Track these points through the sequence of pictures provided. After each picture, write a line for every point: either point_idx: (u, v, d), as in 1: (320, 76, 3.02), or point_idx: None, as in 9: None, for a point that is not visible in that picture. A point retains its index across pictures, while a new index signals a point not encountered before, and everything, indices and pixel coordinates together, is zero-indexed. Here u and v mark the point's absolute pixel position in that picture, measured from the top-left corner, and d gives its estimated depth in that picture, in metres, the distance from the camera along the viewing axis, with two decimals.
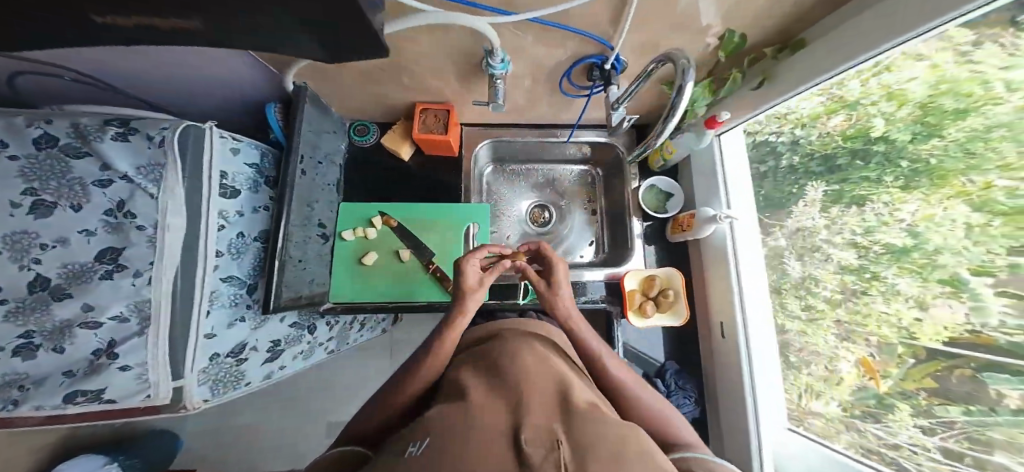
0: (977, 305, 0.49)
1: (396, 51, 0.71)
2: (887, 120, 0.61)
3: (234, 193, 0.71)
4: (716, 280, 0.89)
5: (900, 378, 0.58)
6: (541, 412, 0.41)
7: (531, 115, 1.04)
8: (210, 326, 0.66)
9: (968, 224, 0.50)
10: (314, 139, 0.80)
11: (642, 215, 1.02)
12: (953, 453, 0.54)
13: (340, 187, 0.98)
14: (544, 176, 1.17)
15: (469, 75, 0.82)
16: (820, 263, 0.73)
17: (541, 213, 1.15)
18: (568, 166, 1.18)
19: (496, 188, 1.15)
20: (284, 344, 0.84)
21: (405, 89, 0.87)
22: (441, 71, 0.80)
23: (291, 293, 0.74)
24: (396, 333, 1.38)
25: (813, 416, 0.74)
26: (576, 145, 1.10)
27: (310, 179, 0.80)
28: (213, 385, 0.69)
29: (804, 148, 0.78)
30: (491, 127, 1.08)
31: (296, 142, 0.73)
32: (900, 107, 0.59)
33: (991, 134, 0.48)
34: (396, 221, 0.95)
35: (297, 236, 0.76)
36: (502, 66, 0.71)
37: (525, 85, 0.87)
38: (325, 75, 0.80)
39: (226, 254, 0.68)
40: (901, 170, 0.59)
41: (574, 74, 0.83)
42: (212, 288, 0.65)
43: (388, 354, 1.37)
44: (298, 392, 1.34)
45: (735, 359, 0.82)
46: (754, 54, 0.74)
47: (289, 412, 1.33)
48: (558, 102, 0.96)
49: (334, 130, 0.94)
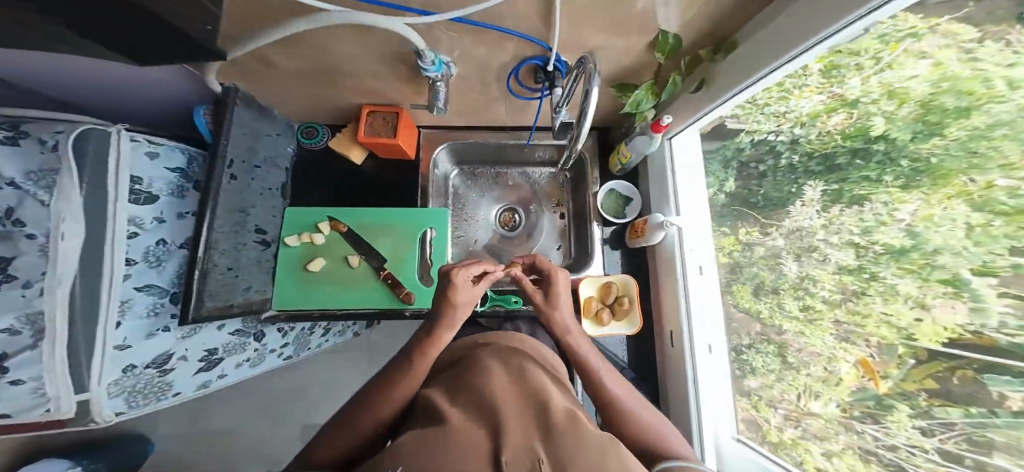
0: (977, 306, 0.42)
1: (323, 52, 0.67)
2: (890, 120, 0.52)
3: (152, 197, 0.67)
4: (666, 289, 0.96)
5: (899, 378, 0.51)
6: (521, 430, 0.36)
7: (490, 117, 1.01)
8: (122, 338, 0.62)
9: (970, 224, 0.42)
10: (247, 141, 0.75)
11: (603, 218, 1.03)
12: (952, 455, 0.47)
13: (286, 191, 0.96)
14: (512, 178, 1.15)
15: (411, 77, 0.77)
16: (818, 263, 0.65)
17: (511, 216, 1.14)
18: (537, 169, 1.15)
19: (463, 192, 1.14)
20: (222, 353, 0.82)
21: (347, 90, 0.83)
22: (380, 75, 0.76)
23: (218, 301, 0.66)
24: (376, 335, 1.34)
25: (810, 416, 0.67)
26: (540, 148, 1.08)
27: (242, 184, 0.73)
28: (131, 396, 0.67)
29: (806, 148, 0.68)
30: (451, 129, 1.05)
31: (222, 145, 0.65)
32: (900, 106, 0.50)
33: (995, 133, 0.39)
34: (346, 226, 0.90)
35: (226, 243, 0.68)
36: (434, 68, 0.68)
37: (475, 86, 0.84)
38: (258, 77, 0.76)
39: (141, 262, 0.64)
40: (901, 169, 0.51)
41: (522, 74, 0.78)
42: (122, 297, 0.61)
43: (366, 359, 1.32)
44: (275, 396, 1.30)
45: (682, 368, 0.89)
46: (689, 56, 0.72)
47: (263, 417, 1.29)
48: (515, 106, 0.93)
49: (277, 132, 0.90)
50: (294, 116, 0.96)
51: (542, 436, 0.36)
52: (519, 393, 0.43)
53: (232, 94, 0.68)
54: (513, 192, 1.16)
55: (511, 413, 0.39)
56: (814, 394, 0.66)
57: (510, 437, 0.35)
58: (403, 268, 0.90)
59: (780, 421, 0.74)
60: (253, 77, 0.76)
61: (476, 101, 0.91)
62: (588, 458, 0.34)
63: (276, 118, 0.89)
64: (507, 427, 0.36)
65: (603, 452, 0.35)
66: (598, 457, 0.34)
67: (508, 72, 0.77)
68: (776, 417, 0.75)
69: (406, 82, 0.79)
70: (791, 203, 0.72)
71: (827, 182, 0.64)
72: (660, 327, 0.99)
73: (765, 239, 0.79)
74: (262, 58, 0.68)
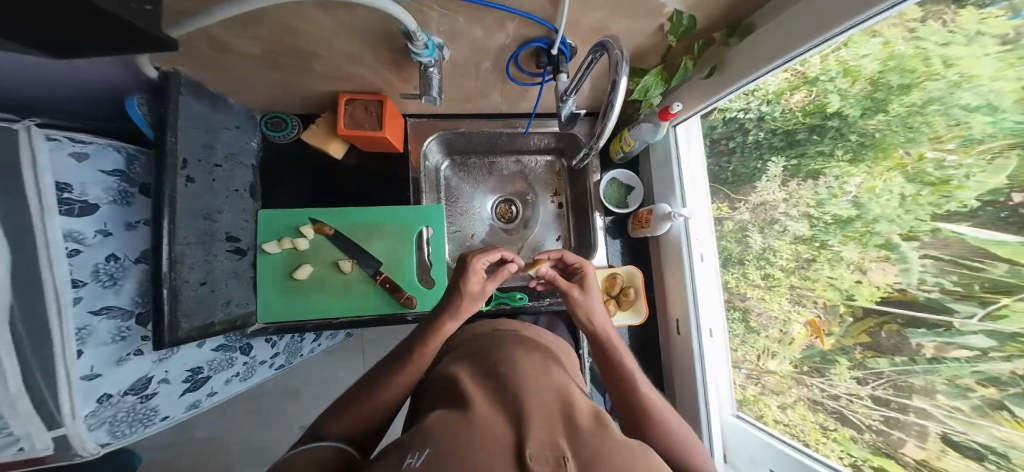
0: (903, 269, 0.40)
1: (290, 34, 0.40)
2: (842, 97, 0.45)
3: (89, 206, 0.42)
4: (672, 278, 0.69)
5: (841, 336, 0.47)
6: (541, 420, 0.28)
7: (483, 105, 0.66)
8: (88, 365, 0.41)
9: (902, 196, 0.39)
10: (201, 137, 0.47)
11: (604, 208, 0.71)
12: (880, 400, 0.44)
13: (255, 191, 0.63)
14: (508, 168, 0.78)
15: (400, 60, 0.47)
16: (774, 235, 0.57)
17: (508, 208, 0.79)
18: (532, 157, 0.78)
19: (456, 184, 0.76)
20: (209, 372, 0.58)
21: (321, 79, 0.52)
22: (360, 59, 0.46)
23: (196, 321, 0.44)
24: (315, 368, 0.90)
25: (767, 373, 0.59)
26: (540, 135, 0.72)
27: (205, 187, 0.48)
28: (116, 425, 0.47)
29: (770, 124, 0.55)
30: (445, 116, 0.69)
31: (171, 141, 0.41)
32: (855, 83, 0.43)
33: (928, 110, 0.37)
34: (334, 228, 0.63)
35: (195, 252, 0.45)
36: (430, 54, 0.42)
37: (476, 68, 0.53)
38: (221, 65, 0.46)
39: (91, 283, 0.41)
40: (850, 143, 0.45)
41: (522, 55, 0.50)
42: (77, 325, 0.40)
43: (362, 362, 0.90)
44: (220, 430, 0.87)
45: (690, 364, 0.66)
46: (702, 37, 0.48)
47: (251, 422, 0.88)
48: (513, 94, 0.62)
49: (235, 123, 0.57)
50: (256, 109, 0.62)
51: (570, 427, 0.28)
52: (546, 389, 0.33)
53: (176, 83, 0.43)
54: (506, 183, 0.78)
55: (534, 394, 0.32)
56: (767, 352, 0.58)
57: (535, 424, 0.27)
58: (403, 271, 0.64)
59: (739, 378, 0.63)
60: (203, 57, 0.44)
61: (469, 89, 0.60)
62: (622, 452, 0.25)
63: (234, 106, 0.57)
64: (531, 408, 0.29)
65: (640, 454, 0.26)
66: (636, 459, 0.25)
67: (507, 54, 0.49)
68: (739, 377, 0.63)
69: (388, 62, 0.48)
70: (757, 179, 0.59)
71: (787, 159, 0.54)
72: (662, 315, 0.74)
73: (732, 214, 0.64)
74: (215, 37, 0.39)
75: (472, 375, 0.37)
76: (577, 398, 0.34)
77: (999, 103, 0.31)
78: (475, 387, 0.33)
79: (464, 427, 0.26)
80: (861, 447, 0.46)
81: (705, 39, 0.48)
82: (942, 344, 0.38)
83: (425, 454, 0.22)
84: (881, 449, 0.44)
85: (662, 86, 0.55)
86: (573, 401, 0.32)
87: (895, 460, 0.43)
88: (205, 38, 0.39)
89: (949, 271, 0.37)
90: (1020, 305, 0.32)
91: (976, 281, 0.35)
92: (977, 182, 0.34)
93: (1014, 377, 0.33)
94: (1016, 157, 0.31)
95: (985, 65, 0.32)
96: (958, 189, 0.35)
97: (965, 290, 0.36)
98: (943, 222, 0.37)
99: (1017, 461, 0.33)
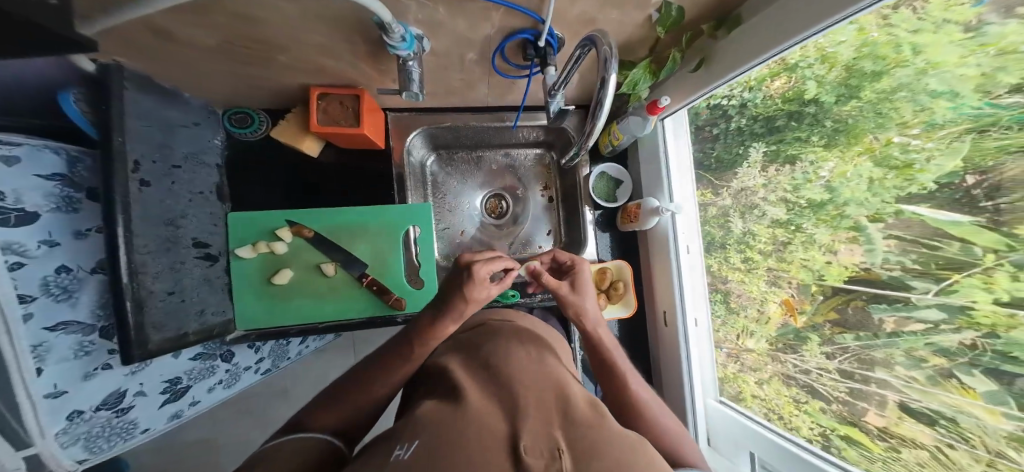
0: (869, 249, 0.43)
1: (248, 22, 0.34)
2: (819, 83, 0.46)
3: (27, 215, 0.35)
4: (659, 273, 0.71)
5: (812, 313, 0.50)
6: (537, 415, 0.28)
7: (468, 98, 0.63)
8: (51, 383, 0.38)
9: (870, 179, 0.41)
10: (156, 136, 0.42)
11: (593, 202, 0.72)
12: (846, 372, 0.48)
13: (222, 194, 0.61)
14: (498, 162, 0.77)
15: (377, 52, 0.43)
16: (753, 218, 0.59)
17: (498, 203, 0.78)
18: (522, 150, 0.77)
19: (444, 180, 0.75)
20: (189, 381, 0.56)
21: (289, 69, 0.47)
22: (330, 48, 0.42)
23: (168, 333, 0.42)
24: (306, 368, 0.89)
25: (745, 351, 0.62)
26: (528, 129, 0.71)
27: (162, 190, 0.43)
28: (92, 441, 0.45)
29: (751, 111, 0.56)
30: (428, 110, 0.67)
31: (119, 140, 0.36)
32: (831, 69, 0.44)
33: (897, 96, 0.38)
34: (313, 231, 0.62)
35: (156, 262, 0.41)
36: (408, 47, 0.38)
37: (455, 63, 0.49)
38: (178, 63, 0.42)
39: (41, 298, 0.36)
40: (824, 130, 0.47)
41: (507, 48, 0.46)
42: (32, 343, 0.35)
43: (352, 358, 0.90)
44: (208, 430, 0.87)
45: (676, 351, 0.68)
46: (692, 29, 0.45)
47: (240, 417, 0.87)
48: (501, 86, 0.58)
49: (193, 121, 0.53)
50: (216, 100, 0.56)
51: (565, 416, 0.29)
52: (540, 376, 0.34)
53: (116, 77, 0.36)
54: (496, 177, 0.77)
55: (529, 384, 0.32)
56: (746, 332, 0.62)
57: (531, 417, 0.28)
58: (390, 273, 0.64)
59: (721, 357, 0.67)
60: (141, 50, 0.38)
61: (454, 82, 0.55)
62: (617, 441, 0.26)
63: (190, 102, 0.52)
64: (527, 402, 0.30)
65: (638, 446, 0.27)
66: (635, 450, 0.26)
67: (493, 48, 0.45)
68: (720, 356, 0.67)
69: (365, 58, 0.45)
70: (738, 165, 0.61)
71: (767, 144, 0.55)
72: (651, 305, 0.75)
73: (715, 200, 0.66)
74: (158, 26, 0.33)
75: (465, 364, 0.37)
76: (571, 384, 0.35)
77: (960, 89, 0.33)
78: (472, 379, 0.34)
79: (459, 418, 0.27)
80: (829, 417, 0.50)
81: (693, 32, 0.45)
82: (901, 318, 0.41)
83: (421, 448, 0.23)
84: (847, 419, 0.48)
85: (650, 79, 0.52)
86: (569, 390, 0.32)
87: (859, 428, 0.47)
88: (143, 26, 0.33)
89: (910, 250, 0.39)
90: (967, 280, 0.35)
91: (932, 259, 0.38)
92: (937, 165, 0.36)
93: (962, 347, 0.36)
94: (968, 142, 0.33)
95: (948, 51, 0.33)
96: (920, 172, 0.37)
97: (923, 267, 0.39)
98: (906, 204, 0.39)
99: (963, 424, 0.37)
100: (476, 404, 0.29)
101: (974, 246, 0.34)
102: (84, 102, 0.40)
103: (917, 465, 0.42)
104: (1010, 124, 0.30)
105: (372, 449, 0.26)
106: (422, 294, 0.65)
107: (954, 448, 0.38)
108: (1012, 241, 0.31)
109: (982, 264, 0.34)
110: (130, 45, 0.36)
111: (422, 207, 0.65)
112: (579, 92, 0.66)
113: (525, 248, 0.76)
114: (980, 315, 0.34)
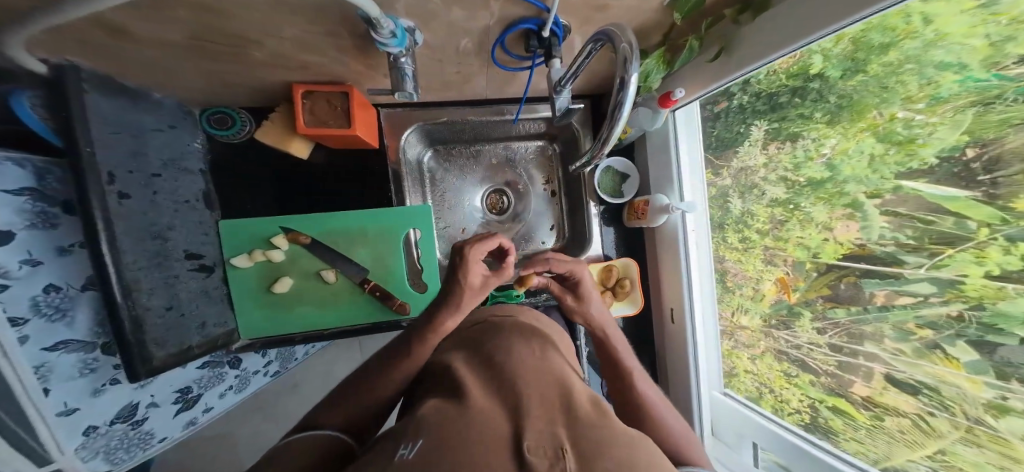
0: (864, 226, 0.43)
1: (213, 15, 0.31)
2: (825, 57, 0.41)
3: (3, 235, 0.33)
4: (667, 270, 0.68)
5: (806, 289, 0.51)
6: (542, 415, 0.28)
7: (463, 92, 0.60)
8: (61, 402, 0.38)
9: (872, 155, 0.40)
10: (127, 144, 0.40)
11: (598, 197, 0.70)
12: (835, 347, 0.49)
13: (209, 200, 0.59)
14: (498, 156, 0.75)
15: (363, 45, 0.40)
16: (752, 197, 0.58)
17: (499, 199, 0.77)
18: (522, 143, 0.75)
19: (443, 178, 0.73)
20: (199, 389, 0.57)
21: (264, 65, 0.43)
22: (311, 43, 0.39)
23: (170, 348, 0.42)
24: (314, 365, 0.90)
25: (740, 329, 0.63)
26: (528, 123, 0.69)
27: (141, 202, 0.41)
28: (111, 453, 0.46)
29: (755, 88, 0.52)
30: (421, 106, 0.64)
31: (87, 151, 0.34)
32: (837, 43, 0.38)
33: (904, 69, 0.36)
34: (309, 237, 0.61)
35: (149, 276, 0.40)
36: (400, 43, 0.36)
37: (448, 55, 0.46)
38: (148, 63, 0.39)
39: (33, 319, 0.35)
40: (829, 105, 0.45)
41: (509, 38, 0.43)
42: (33, 364, 0.35)
43: (359, 352, 0.91)
44: (221, 428, 0.88)
45: (682, 348, 0.67)
46: (711, 15, 0.41)
47: (252, 414, 0.89)
48: (501, 77, 0.55)
49: (167, 124, 0.49)
50: (191, 99, 0.52)
51: (567, 414, 0.29)
52: (543, 374, 0.34)
53: (73, 79, 0.33)
54: (496, 172, 0.76)
55: (531, 382, 0.32)
56: (740, 309, 0.62)
57: (533, 415, 0.28)
58: (391, 278, 0.64)
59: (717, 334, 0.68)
60: (102, 53, 0.34)
61: (450, 76, 0.53)
62: (621, 440, 0.26)
63: (161, 102, 0.48)
64: (529, 400, 0.30)
65: (640, 443, 0.27)
66: (636, 447, 0.26)
67: (494, 40, 0.43)
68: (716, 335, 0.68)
69: (353, 53, 0.42)
70: (739, 144, 0.59)
71: (768, 122, 0.53)
72: (657, 298, 0.74)
73: (716, 180, 0.64)
74: (114, 24, 0.29)
75: (469, 363, 0.37)
76: (574, 382, 0.35)
77: (969, 62, 0.32)
78: (473, 377, 0.34)
79: (465, 417, 0.26)
80: (818, 389, 0.52)
81: (714, 17, 0.42)
82: (891, 292, 0.41)
83: (425, 445, 0.23)
84: (834, 390, 0.49)
85: (664, 70, 0.52)
86: (571, 389, 0.33)
87: (846, 398, 0.48)
88: (98, 27, 0.29)
89: (905, 226, 0.39)
90: (959, 255, 0.35)
91: (926, 234, 0.37)
92: (939, 139, 0.35)
93: (949, 319, 0.37)
94: (972, 115, 0.32)
95: (959, 22, 0.31)
96: (922, 147, 0.36)
97: (916, 242, 0.38)
98: (904, 180, 0.38)
99: (945, 394, 0.38)
100: (481, 403, 0.29)
101: (967, 220, 0.34)
102: (41, 106, 0.36)
103: (899, 432, 0.43)
104: (1015, 97, 0.30)
105: (379, 446, 0.26)
106: (427, 297, 0.65)
107: (935, 416, 0.40)
108: (1006, 215, 0.31)
109: (976, 239, 0.34)
110: (88, 47, 0.32)
111: (421, 207, 0.63)
112: (581, 87, 0.64)
113: (527, 244, 0.76)
114: (968, 288, 0.35)
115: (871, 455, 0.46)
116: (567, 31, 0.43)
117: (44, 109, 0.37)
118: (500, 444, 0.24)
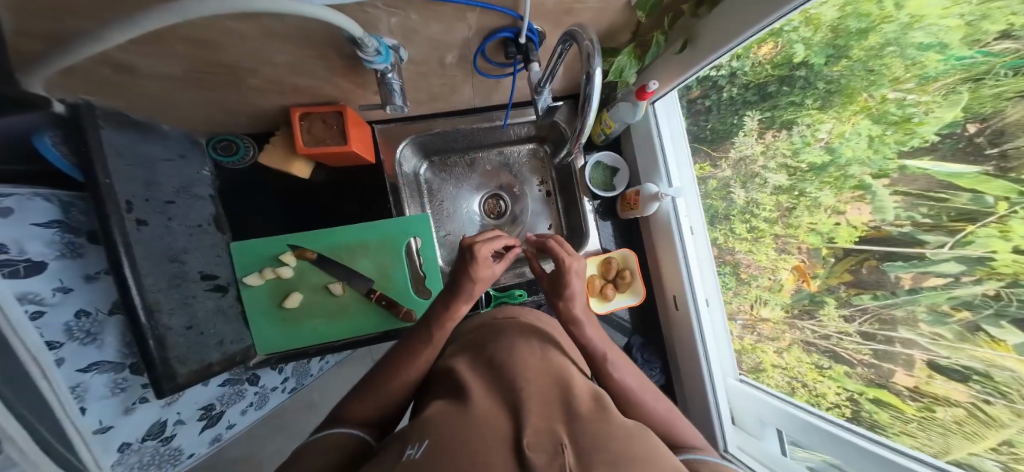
0: (878, 207, 0.41)
1: (207, 48, 0.34)
2: (806, 46, 0.44)
3: (36, 265, 0.34)
4: (666, 260, 0.69)
5: (826, 276, 0.48)
6: (543, 413, 0.27)
7: (454, 101, 0.63)
8: (97, 420, 0.40)
9: (870, 136, 0.40)
10: (142, 174, 0.42)
11: (591, 193, 0.71)
12: (868, 334, 0.45)
13: (221, 223, 0.61)
14: (493, 162, 0.77)
15: (357, 65, 0.43)
16: (755, 187, 0.58)
17: (496, 203, 0.78)
18: (515, 147, 0.77)
19: (440, 188, 0.75)
20: (222, 406, 0.58)
21: (261, 91, 0.47)
22: (309, 65, 0.42)
23: (193, 365, 0.43)
24: (331, 385, 0.89)
25: (761, 321, 0.60)
26: (517, 126, 0.72)
27: (158, 228, 0.43)
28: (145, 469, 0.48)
29: (743, 79, 0.54)
30: (414, 118, 0.67)
31: (106, 182, 0.36)
32: (816, 32, 0.42)
33: (886, 52, 0.37)
34: (315, 252, 0.62)
35: (170, 296, 0.42)
36: (385, 60, 0.38)
37: (437, 67, 0.49)
38: (165, 95, 0.42)
39: (68, 343, 0.37)
40: (818, 92, 0.45)
41: (491, 47, 0.46)
42: (70, 385, 0.36)
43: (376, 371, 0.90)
44: (241, 452, 0.86)
45: (691, 339, 0.65)
46: (671, 10, 0.45)
47: (272, 434, 0.87)
48: (486, 85, 0.58)
49: (177, 154, 0.52)
50: (197, 129, 0.55)
51: (568, 411, 0.28)
52: (546, 376, 0.33)
53: (87, 115, 0.35)
54: (492, 177, 0.77)
55: (531, 382, 0.32)
56: (760, 301, 0.60)
57: (533, 413, 0.27)
58: (396, 286, 0.65)
59: (738, 329, 0.65)
60: (118, 88, 0.37)
61: (437, 88, 0.56)
62: (623, 435, 0.25)
63: (169, 134, 0.51)
64: (528, 398, 0.29)
65: (637, 434, 0.26)
66: (635, 440, 0.25)
67: (475, 50, 0.46)
68: (736, 328, 0.65)
69: (347, 72, 0.45)
70: (734, 134, 0.60)
71: (761, 111, 0.54)
72: (660, 291, 0.73)
73: (716, 172, 0.65)
74: (119, 62, 0.32)
75: (472, 365, 0.36)
76: (577, 380, 0.34)
77: (949, 41, 0.32)
78: (475, 379, 0.33)
79: (466, 418, 0.25)
80: (856, 380, 0.47)
81: (675, 12, 0.45)
82: (918, 274, 0.39)
83: (428, 445, 0.22)
84: (874, 381, 0.45)
85: (637, 64, 0.53)
86: (572, 386, 0.32)
87: (889, 389, 0.43)
88: (105, 65, 0.32)
89: (918, 205, 0.38)
90: (982, 230, 0.33)
91: (943, 211, 0.36)
92: (936, 117, 0.34)
93: (985, 298, 0.34)
94: (965, 92, 0.32)
95: (932, 4, 0.32)
96: (920, 125, 0.36)
97: (934, 221, 0.37)
98: (908, 159, 0.37)
99: (998, 379, 0.34)
100: (483, 405, 0.28)
101: (985, 195, 0.32)
102: (63, 143, 0.39)
103: (953, 424, 0.38)
104: (1004, 71, 0.29)
105: (384, 448, 0.25)
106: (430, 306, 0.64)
107: (991, 404, 0.35)
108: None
109: (996, 213, 0.32)
110: (105, 85, 0.36)
111: (420, 214, 0.65)
112: (563, 86, 0.66)
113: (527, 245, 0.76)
114: (1000, 265, 0.32)
115: (928, 452, 0.40)
116: (545, 31, 0.45)
117: (65, 146, 0.39)
118: (502, 444, 0.23)
